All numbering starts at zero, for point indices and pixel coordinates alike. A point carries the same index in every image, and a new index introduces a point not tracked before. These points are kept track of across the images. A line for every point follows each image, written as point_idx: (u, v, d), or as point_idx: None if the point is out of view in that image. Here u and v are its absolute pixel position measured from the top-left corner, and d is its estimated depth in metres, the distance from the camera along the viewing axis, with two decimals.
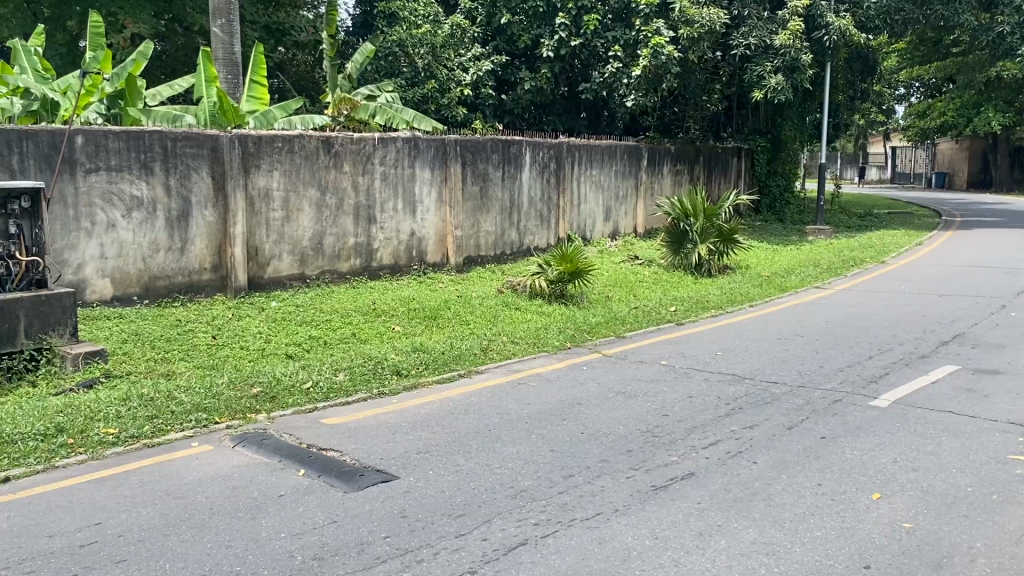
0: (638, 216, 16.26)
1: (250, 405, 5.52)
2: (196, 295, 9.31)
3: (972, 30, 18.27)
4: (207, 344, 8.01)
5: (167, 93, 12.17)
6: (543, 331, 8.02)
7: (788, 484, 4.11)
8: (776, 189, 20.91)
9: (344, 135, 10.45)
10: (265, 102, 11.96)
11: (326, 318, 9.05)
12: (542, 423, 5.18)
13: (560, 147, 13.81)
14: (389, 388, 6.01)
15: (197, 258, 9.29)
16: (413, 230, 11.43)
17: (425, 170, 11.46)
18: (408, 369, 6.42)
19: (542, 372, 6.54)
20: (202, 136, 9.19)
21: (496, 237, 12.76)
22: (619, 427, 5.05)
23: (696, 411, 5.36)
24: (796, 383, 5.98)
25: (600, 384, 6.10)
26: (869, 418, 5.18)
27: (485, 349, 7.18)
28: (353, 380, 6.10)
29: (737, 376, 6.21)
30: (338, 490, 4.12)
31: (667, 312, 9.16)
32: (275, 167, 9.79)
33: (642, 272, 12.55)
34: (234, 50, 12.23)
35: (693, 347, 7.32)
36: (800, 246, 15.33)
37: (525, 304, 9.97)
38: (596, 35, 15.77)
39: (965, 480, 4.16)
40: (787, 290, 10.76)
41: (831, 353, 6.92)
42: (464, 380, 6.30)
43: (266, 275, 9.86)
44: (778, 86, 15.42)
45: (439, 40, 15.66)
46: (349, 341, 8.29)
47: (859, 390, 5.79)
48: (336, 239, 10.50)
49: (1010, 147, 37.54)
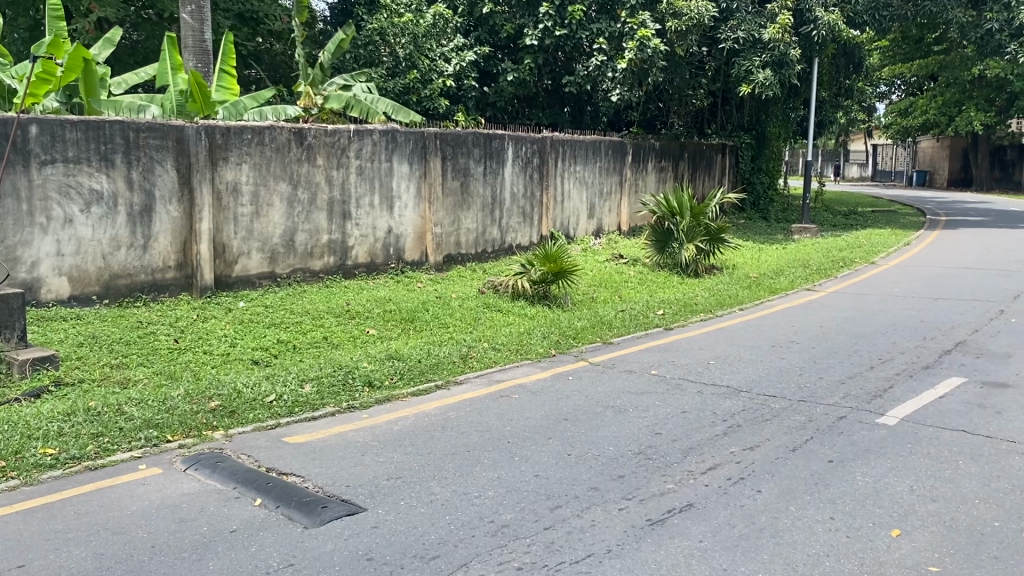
0: (622, 214, 15.87)
1: (206, 421, 5.06)
2: (159, 295, 8.80)
3: (960, 26, 17.94)
4: (169, 348, 7.53)
5: (132, 81, 11.71)
6: (526, 336, 7.60)
7: (798, 518, 3.73)
8: (760, 187, 20.42)
9: (318, 127, 9.98)
10: (235, 93, 11.36)
11: (297, 320, 8.59)
12: (525, 443, 4.76)
13: (544, 142, 13.38)
14: (360, 401, 5.57)
15: (160, 255, 8.79)
16: (390, 227, 10.97)
17: (403, 164, 10.99)
18: (381, 380, 5.98)
19: (525, 382, 6.11)
20: (166, 126, 8.69)
21: (477, 235, 12.32)
22: (610, 447, 4.64)
23: (691, 428, 4.96)
24: (796, 397, 5.60)
25: (587, 397, 5.69)
26: (878, 438, 4.79)
27: (464, 356, 6.74)
28: (321, 392, 5.65)
29: (733, 389, 5.82)
30: (297, 525, 3.68)
31: (655, 315, 8.77)
32: (243, 159, 9.29)
33: (627, 271, 12.16)
34: (204, 37, 11.72)
35: (685, 355, 6.93)
36: (786, 245, 15.03)
37: (506, 306, 9.54)
38: (581, 26, 15.32)
39: (990, 514, 3.78)
40: (776, 292, 10.40)
41: (830, 363, 6.55)
42: (442, 392, 5.87)
43: (234, 274, 9.37)
44: (766, 81, 15.09)
45: (422, 29, 15.15)
46: (321, 346, 7.83)
47: (863, 405, 5.41)
48: (308, 236, 10.02)
49: (990, 147, 37.29)
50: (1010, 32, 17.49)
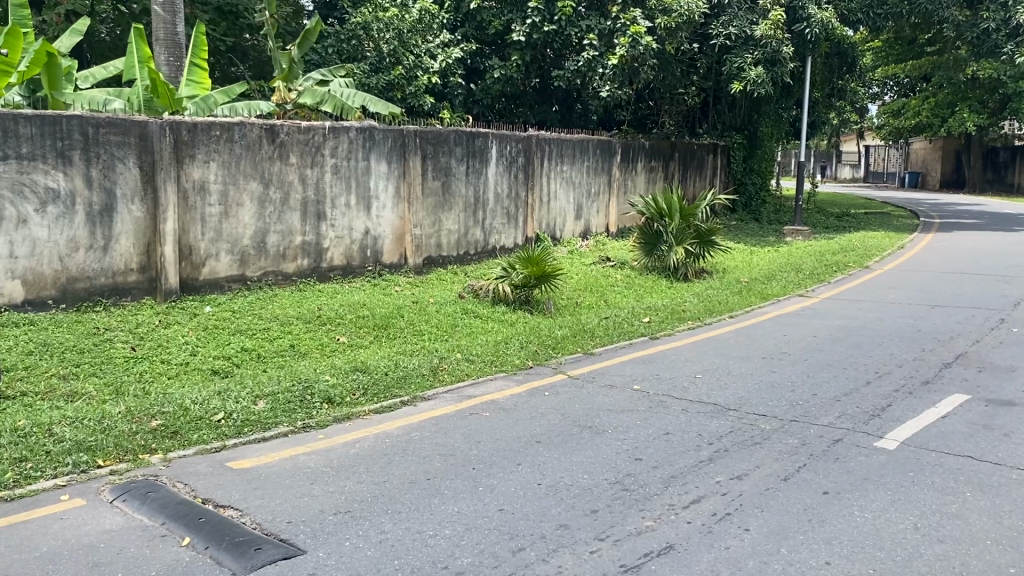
0: (611, 215, 15.47)
1: (144, 443, 4.63)
2: (121, 299, 8.34)
3: (956, 25, 17.58)
4: (125, 356, 7.08)
5: (100, 75, 11.23)
6: (503, 346, 7.18)
7: (789, 562, 3.32)
8: (751, 188, 20.06)
9: (291, 123, 9.55)
10: (206, 88, 10.96)
11: (264, 326, 8.14)
12: (492, 469, 4.34)
13: (530, 141, 12.97)
14: (316, 419, 5.15)
15: (122, 257, 8.33)
16: (368, 228, 10.53)
17: (381, 163, 10.55)
18: (341, 396, 5.54)
19: (498, 398, 5.69)
20: (129, 121, 8.24)
21: (459, 236, 11.89)
22: (586, 475, 4.23)
23: (674, 453, 4.54)
24: (788, 417, 5.19)
25: (564, 416, 5.26)
26: (877, 465, 4.39)
27: (435, 368, 6.31)
28: (275, 410, 5.24)
29: (720, 407, 5.40)
30: (225, 571, 3.26)
31: (640, 323, 8.34)
32: (211, 157, 8.83)
33: (614, 275, 11.75)
34: (176, 30, 11.25)
35: (670, 367, 6.52)
36: (778, 248, 14.66)
37: (486, 311, 9.13)
38: (570, 23, 14.87)
39: (1004, 558, 3.38)
40: (768, 298, 10.00)
41: (824, 377, 6.15)
42: (407, 409, 5.45)
43: (201, 277, 8.91)
44: (758, 78, 14.67)
45: (407, 24, 14.61)
46: (287, 355, 7.39)
47: (860, 426, 5.01)
48: (280, 238, 9.58)
49: (984, 148, 36.96)
50: (1007, 32, 17.09)
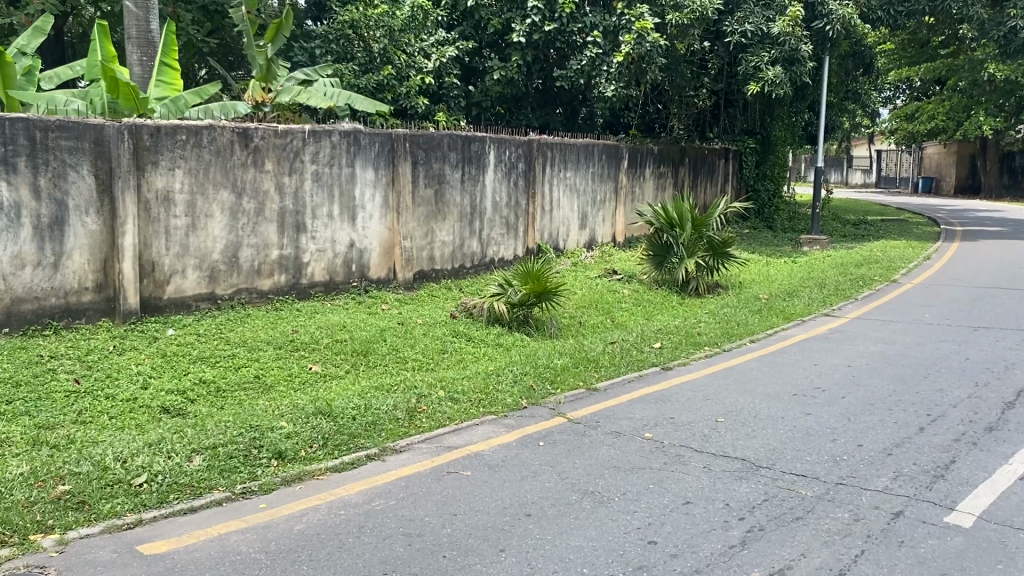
0: (617, 223, 14.55)
1: (41, 520, 3.72)
2: (74, 321, 7.42)
3: (982, 24, 16.62)
4: (66, 392, 6.14)
5: (64, 75, 10.35)
6: (494, 379, 6.26)
7: None
8: (764, 195, 19.14)
9: (266, 127, 8.66)
10: (178, 88, 10.04)
11: (229, 353, 7.23)
12: (470, 560, 3.43)
13: (530, 146, 12.07)
14: (261, 482, 4.28)
15: (75, 275, 7.41)
16: (352, 241, 9.63)
17: (368, 169, 9.66)
18: (295, 450, 4.64)
19: (484, 451, 4.77)
20: (82, 125, 7.33)
21: (455, 249, 11.00)
22: (588, 571, 3.31)
23: (699, 535, 3.63)
24: (833, 479, 4.28)
25: (562, 477, 4.34)
26: (955, 552, 3.47)
27: (412, 411, 5.39)
28: (211, 470, 4.34)
29: (750, 465, 4.49)
30: None
31: (651, 350, 7.40)
32: (177, 164, 7.95)
33: (621, 290, 10.86)
34: (148, 28, 10.37)
35: (688, 408, 5.59)
36: (796, 259, 13.74)
37: (478, 333, 8.24)
38: (572, 19, 14.13)
39: None
40: (791, 318, 9.08)
41: (869, 423, 5.22)
42: (372, 467, 4.55)
43: (165, 296, 8.01)
44: (775, 78, 13.77)
45: (399, 22, 13.79)
46: (251, 389, 6.48)
47: (922, 493, 4.09)
48: (255, 251, 8.68)
49: (1000, 152, 36.01)
50: None
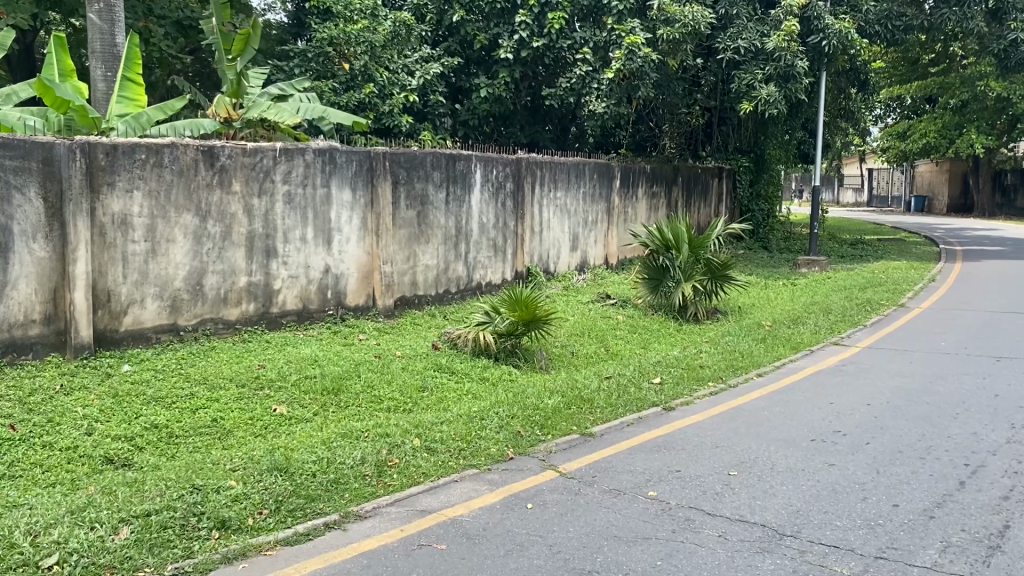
0: (609, 245, 13.96)
1: None
2: (19, 357, 6.65)
3: (981, 38, 16.12)
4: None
5: (24, 92, 9.69)
6: (478, 422, 5.60)
7: None
8: (759, 214, 18.61)
9: (233, 144, 8.02)
10: (142, 105, 9.39)
11: (187, 392, 6.54)
12: None
13: (519, 165, 11.48)
14: (198, 562, 3.60)
15: (21, 306, 6.67)
16: (328, 266, 8.98)
17: (344, 190, 9.04)
18: (240, 518, 3.98)
19: (463, 518, 4.09)
20: (28, 142, 6.65)
21: (439, 273, 10.36)
22: None
23: None
24: (873, 552, 3.64)
25: (557, 552, 3.67)
26: None
27: (383, 465, 4.73)
28: (139, 548, 3.65)
29: (775, 534, 3.84)
30: None
31: (650, 386, 6.76)
32: (135, 185, 7.29)
33: (616, 316, 10.24)
34: (112, 41, 9.73)
35: (698, 458, 4.95)
36: (796, 282, 13.16)
37: (462, 367, 7.60)
38: (561, 35, 13.65)
39: None
40: (799, 348, 8.47)
41: (901, 476, 4.59)
42: (330, 539, 3.88)
43: (122, 328, 7.29)
44: (770, 97, 13.21)
45: (380, 37, 13.20)
46: (207, 435, 5.78)
47: (981, 572, 3.44)
48: (221, 278, 7.99)
49: (993, 171, 35.69)
50: None
